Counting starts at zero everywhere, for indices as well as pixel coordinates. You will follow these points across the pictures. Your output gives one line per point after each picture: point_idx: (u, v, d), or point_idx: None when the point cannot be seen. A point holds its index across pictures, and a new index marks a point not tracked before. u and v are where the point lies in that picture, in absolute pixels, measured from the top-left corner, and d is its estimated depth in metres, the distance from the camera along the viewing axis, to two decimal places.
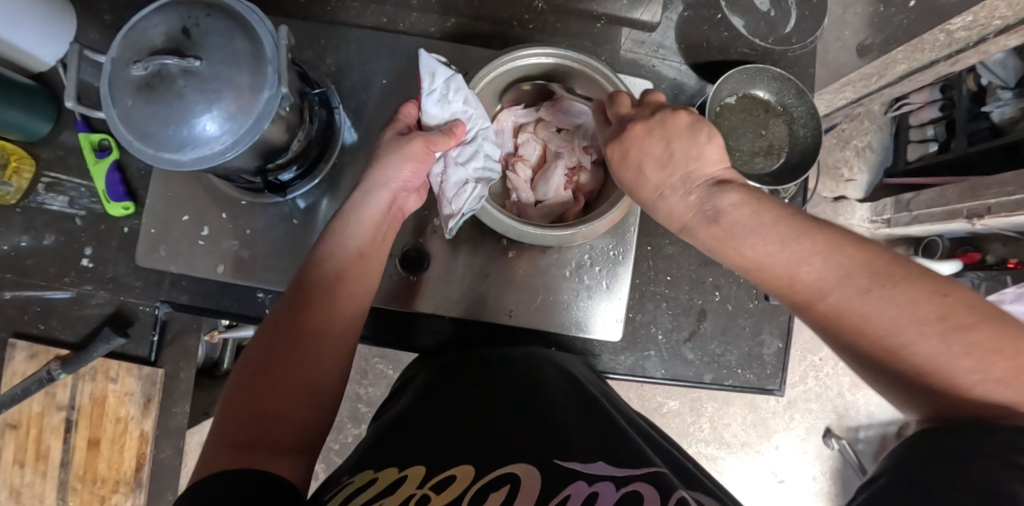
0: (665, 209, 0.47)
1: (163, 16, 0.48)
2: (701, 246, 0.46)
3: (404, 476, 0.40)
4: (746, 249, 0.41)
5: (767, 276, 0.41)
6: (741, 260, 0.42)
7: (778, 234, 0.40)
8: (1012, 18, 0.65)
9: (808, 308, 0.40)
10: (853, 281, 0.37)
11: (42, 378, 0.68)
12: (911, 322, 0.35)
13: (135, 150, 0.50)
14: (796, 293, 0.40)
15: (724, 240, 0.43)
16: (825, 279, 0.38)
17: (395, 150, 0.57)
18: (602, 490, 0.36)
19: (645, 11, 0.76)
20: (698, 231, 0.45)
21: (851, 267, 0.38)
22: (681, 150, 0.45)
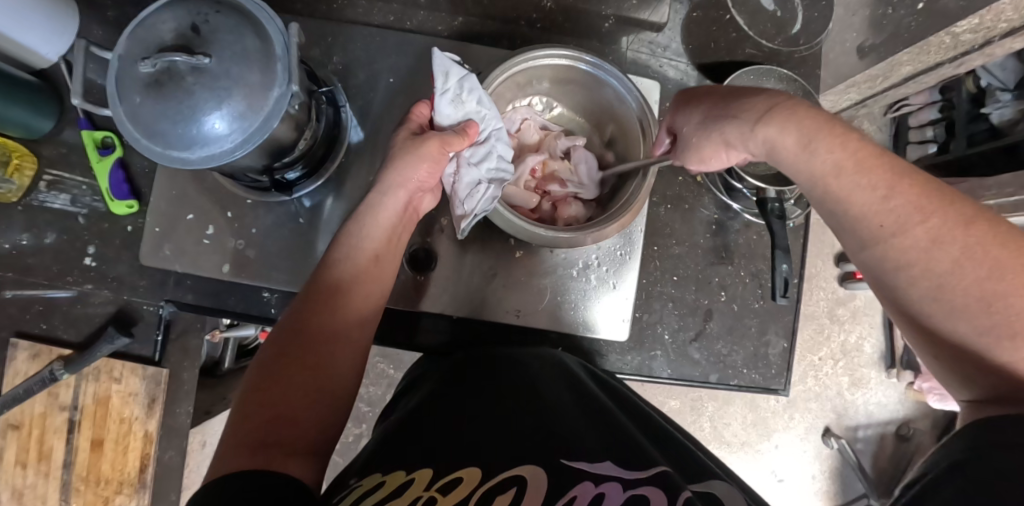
0: (757, 108, 0.48)
1: (172, 12, 0.48)
2: (793, 140, 0.45)
3: (411, 479, 0.39)
4: (839, 156, 0.42)
5: (870, 185, 0.41)
6: (823, 167, 0.43)
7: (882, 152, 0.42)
8: (1017, 21, 0.65)
9: (892, 234, 0.40)
10: (950, 212, 0.38)
11: (45, 378, 0.67)
12: (1003, 260, 0.36)
13: (142, 147, 0.49)
14: (876, 217, 0.41)
15: (815, 139, 0.44)
16: (929, 200, 0.39)
17: (411, 149, 0.56)
18: (608, 492, 0.36)
19: (654, 12, 0.75)
20: (793, 122, 0.45)
21: (950, 199, 0.40)
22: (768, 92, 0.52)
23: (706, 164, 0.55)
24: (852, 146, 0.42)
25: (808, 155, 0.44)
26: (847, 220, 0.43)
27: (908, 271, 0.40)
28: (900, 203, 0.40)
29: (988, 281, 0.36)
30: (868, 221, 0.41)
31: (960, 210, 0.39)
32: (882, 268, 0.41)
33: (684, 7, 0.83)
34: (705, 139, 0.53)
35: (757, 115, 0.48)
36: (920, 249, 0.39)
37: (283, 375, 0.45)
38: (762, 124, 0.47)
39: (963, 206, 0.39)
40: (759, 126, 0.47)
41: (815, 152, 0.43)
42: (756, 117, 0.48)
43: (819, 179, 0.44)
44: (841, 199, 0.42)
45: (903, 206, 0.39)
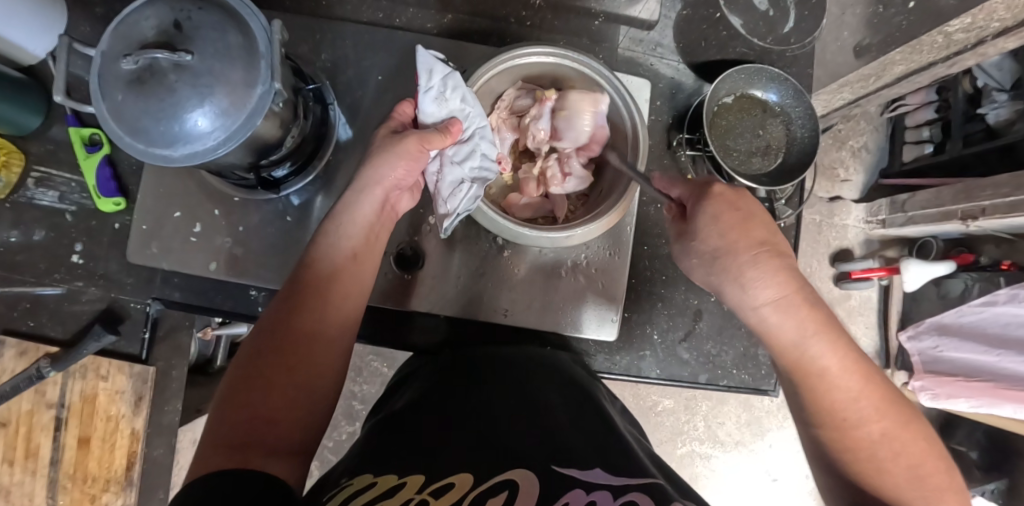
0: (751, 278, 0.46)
1: (154, 9, 0.47)
2: (786, 326, 0.46)
3: (403, 483, 0.38)
4: (825, 348, 0.45)
5: (827, 384, 0.45)
6: (811, 358, 0.46)
7: (847, 354, 0.46)
8: (1010, 21, 0.64)
9: (855, 426, 0.44)
10: (896, 412, 0.45)
11: (32, 375, 0.67)
12: (927, 458, 0.44)
13: (125, 145, 0.49)
14: (845, 409, 0.45)
15: (813, 334, 0.45)
16: (872, 406, 0.45)
17: (390, 147, 0.56)
18: (599, 499, 0.35)
19: (643, 8, 0.76)
20: (789, 313, 0.45)
21: (888, 404, 0.45)
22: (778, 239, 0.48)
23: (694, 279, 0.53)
24: (840, 349, 0.46)
25: (801, 350, 0.46)
26: (815, 402, 0.46)
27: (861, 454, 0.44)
28: (865, 403, 0.45)
29: (922, 477, 0.42)
30: (826, 415, 0.46)
31: (902, 413, 0.45)
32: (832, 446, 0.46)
33: (675, 5, 0.83)
34: (698, 263, 0.50)
35: (760, 291, 0.46)
36: (872, 443, 0.44)
37: (263, 378, 0.44)
38: (757, 301, 0.46)
39: (898, 407, 0.45)
40: (752, 307, 0.47)
41: (806, 345, 0.46)
42: (756, 294, 0.46)
43: (806, 370, 0.46)
44: (819, 385, 0.46)
45: (865, 406, 0.45)
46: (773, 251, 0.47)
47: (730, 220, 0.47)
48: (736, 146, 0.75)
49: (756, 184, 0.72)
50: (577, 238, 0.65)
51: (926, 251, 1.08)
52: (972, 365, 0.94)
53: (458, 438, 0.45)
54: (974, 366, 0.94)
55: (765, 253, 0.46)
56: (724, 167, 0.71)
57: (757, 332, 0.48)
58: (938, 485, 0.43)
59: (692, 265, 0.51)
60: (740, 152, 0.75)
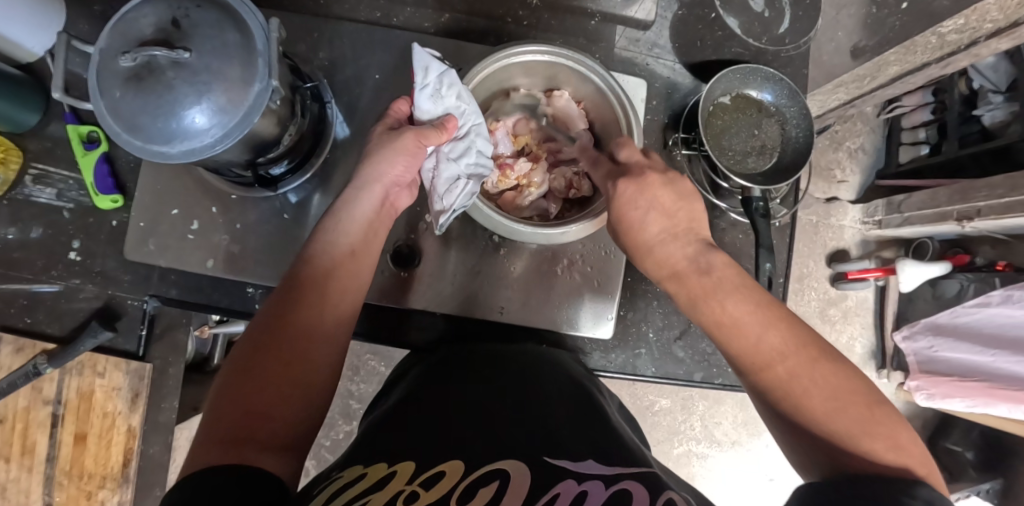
0: (657, 258, 0.51)
1: (152, 7, 0.48)
2: (682, 294, 0.50)
3: (394, 472, 0.38)
4: (725, 296, 0.47)
5: (736, 332, 0.46)
6: (720, 311, 0.47)
7: (757, 303, 0.47)
8: (1002, 22, 0.63)
9: (771, 365, 0.44)
10: (807, 350, 0.44)
11: (29, 372, 0.67)
12: (845, 392, 0.42)
13: (123, 142, 0.49)
14: (757, 350, 0.45)
15: (713, 290, 0.48)
16: (786, 346, 0.44)
17: (387, 143, 0.57)
18: (591, 489, 0.36)
19: (640, 8, 0.77)
20: (688, 281, 0.49)
21: (806, 342, 0.45)
22: (681, 216, 0.51)
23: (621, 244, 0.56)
24: (745, 297, 0.47)
25: (702, 309, 0.49)
26: (729, 348, 0.47)
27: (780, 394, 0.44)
28: (771, 343, 0.45)
29: (836, 407, 0.41)
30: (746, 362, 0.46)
31: (818, 351, 0.44)
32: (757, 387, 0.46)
33: (671, 5, 0.83)
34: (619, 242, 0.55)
35: (659, 268, 0.51)
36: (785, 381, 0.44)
37: (258, 373, 0.45)
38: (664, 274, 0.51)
39: (822, 346, 0.45)
40: (659, 282, 0.52)
41: (713, 299, 0.48)
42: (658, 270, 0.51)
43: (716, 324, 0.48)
44: (727, 331, 0.47)
45: (777, 344, 0.45)
46: (671, 235, 0.51)
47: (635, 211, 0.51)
48: (732, 145, 0.76)
49: (752, 183, 0.72)
50: (572, 236, 0.65)
51: (921, 251, 1.08)
52: (965, 365, 0.95)
53: (446, 429, 0.45)
54: (968, 366, 0.95)
55: (665, 239, 0.51)
56: (720, 165, 0.71)
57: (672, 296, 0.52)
58: (861, 418, 0.41)
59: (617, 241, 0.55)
60: (737, 151, 0.75)
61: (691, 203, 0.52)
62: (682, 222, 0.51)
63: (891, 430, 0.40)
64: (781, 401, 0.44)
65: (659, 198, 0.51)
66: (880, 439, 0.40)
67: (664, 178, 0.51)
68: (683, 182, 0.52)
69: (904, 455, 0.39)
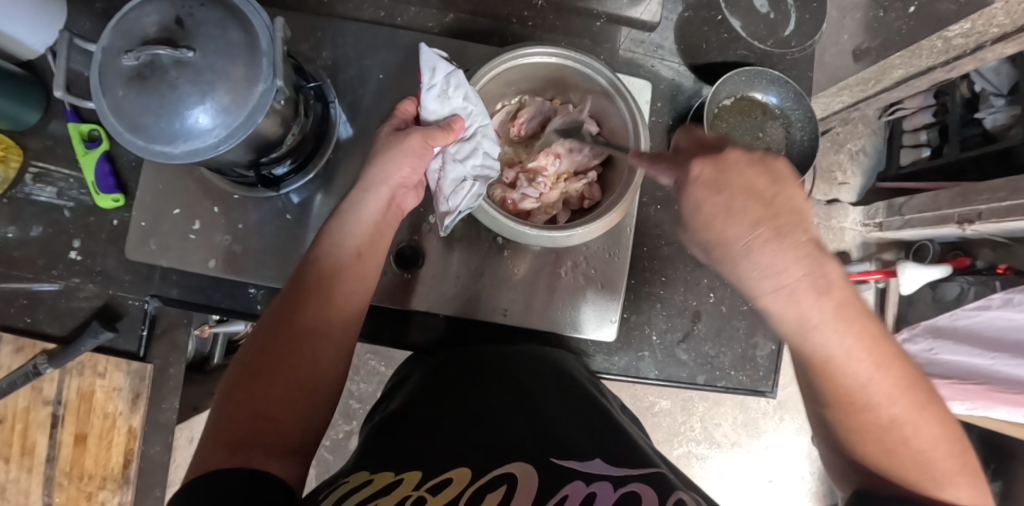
0: (751, 271, 0.39)
1: (156, 5, 0.47)
2: (788, 320, 0.39)
3: (400, 479, 0.38)
4: (842, 332, 0.39)
5: (841, 374, 0.40)
6: (835, 351, 0.39)
7: (871, 339, 0.39)
8: (1010, 27, 0.64)
9: (870, 411, 0.41)
10: (913, 394, 0.41)
11: (28, 372, 0.67)
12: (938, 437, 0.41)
13: (125, 142, 0.49)
14: (862, 396, 0.40)
15: (830, 321, 0.38)
16: (890, 390, 0.40)
17: (393, 144, 0.57)
18: (600, 490, 0.36)
19: (645, 9, 0.77)
20: (798, 302, 0.38)
21: (909, 382, 0.41)
22: (781, 203, 0.39)
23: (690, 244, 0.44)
24: (864, 334, 0.39)
25: (810, 340, 0.39)
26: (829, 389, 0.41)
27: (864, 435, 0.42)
28: (881, 390, 0.40)
29: (931, 455, 0.41)
30: (839, 403, 0.42)
31: (919, 395, 0.41)
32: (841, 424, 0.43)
33: (676, 7, 0.82)
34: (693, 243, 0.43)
35: (760, 281, 0.39)
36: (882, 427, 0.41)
37: (264, 376, 0.44)
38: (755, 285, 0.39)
39: (920, 380, 0.42)
40: (752, 298, 0.41)
41: (825, 331, 0.38)
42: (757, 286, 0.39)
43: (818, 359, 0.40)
44: (832, 372, 0.40)
45: (885, 389, 0.40)
46: (774, 233, 0.38)
47: (721, 202, 0.39)
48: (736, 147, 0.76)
49: None
50: (578, 238, 0.65)
51: (922, 254, 1.08)
52: (964, 368, 0.94)
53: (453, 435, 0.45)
54: (967, 368, 0.93)
55: (763, 238, 0.38)
56: None
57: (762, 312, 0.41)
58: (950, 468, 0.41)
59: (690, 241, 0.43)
60: None
61: (789, 188, 0.39)
62: (786, 213, 0.39)
63: (969, 470, 0.42)
64: (866, 440, 0.42)
65: (747, 178, 0.39)
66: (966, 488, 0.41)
67: (750, 157, 0.40)
68: (775, 161, 0.40)
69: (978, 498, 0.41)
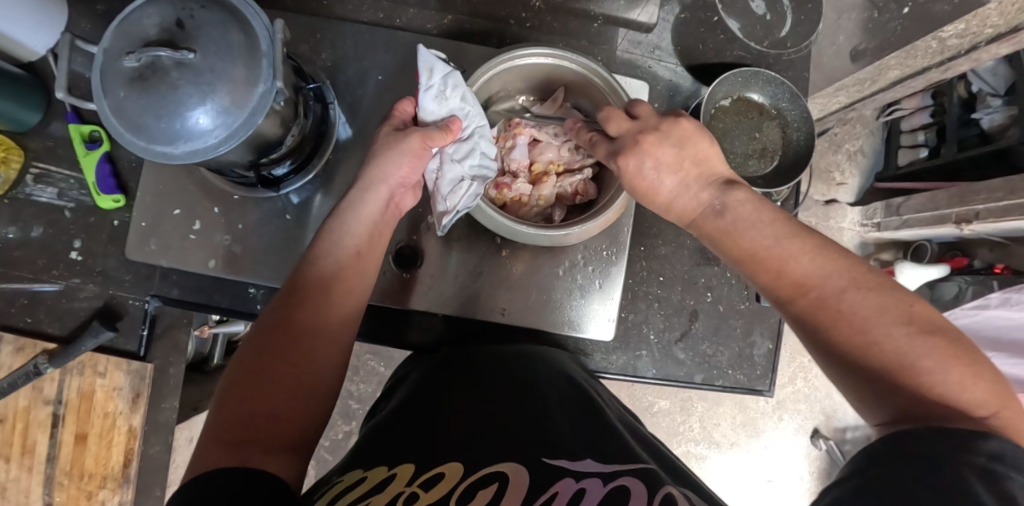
0: (676, 208, 0.54)
1: (157, 7, 0.48)
2: (705, 238, 0.53)
3: (393, 474, 0.39)
4: (743, 231, 0.50)
5: (761, 265, 0.49)
6: (745, 247, 0.49)
7: (775, 231, 0.48)
8: (1004, 27, 0.65)
9: (792, 299, 0.47)
10: (839, 275, 0.45)
11: (29, 372, 0.67)
12: (886, 309, 0.42)
13: (126, 142, 0.49)
14: (782, 283, 0.47)
15: (731, 226, 0.50)
16: (814, 274, 0.46)
17: (393, 145, 0.57)
18: (590, 486, 0.36)
19: (642, 11, 0.77)
20: (703, 223, 0.52)
21: (835, 269, 0.45)
22: (689, 159, 0.52)
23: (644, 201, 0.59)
24: (761, 231, 0.49)
25: (725, 244, 0.51)
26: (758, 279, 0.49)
27: (806, 327, 0.46)
28: (794, 273, 0.46)
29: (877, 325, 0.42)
30: (774, 294, 0.49)
31: (844, 278, 0.45)
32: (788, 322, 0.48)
33: (673, 8, 0.83)
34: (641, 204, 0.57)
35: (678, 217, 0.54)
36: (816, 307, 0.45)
37: (264, 374, 0.45)
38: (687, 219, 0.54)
39: (854, 266, 0.46)
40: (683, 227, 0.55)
41: (731, 235, 0.50)
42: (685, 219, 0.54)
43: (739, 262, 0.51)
44: (752, 265, 0.49)
45: (799, 273, 0.46)
46: (683, 186, 0.52)
47: (643, 184, 0.53)
48: (733, 148, 0.77)
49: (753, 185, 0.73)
50: (576, 237, 0.65)
51: (919, 255, 1.08)
52: None
53: (446, 431, 0.45)
54: None
55: (678, 189, 0.53)
56: None
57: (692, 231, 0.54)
58: (905, 345, 0.41)
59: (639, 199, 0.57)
60: (737, 154, 0.76)
61: (694, 145, 0.52)
62: (692, 171, 0.52)
63: (942, 343, 0.40)
64: (816, 327, 0.45)
65: (659, 159, 0.52)
66: (922, 360, 0.40)
67: (659, 135, 0.52)
68: (681, 133, 0.52)
69: (962, 379, 0.39)
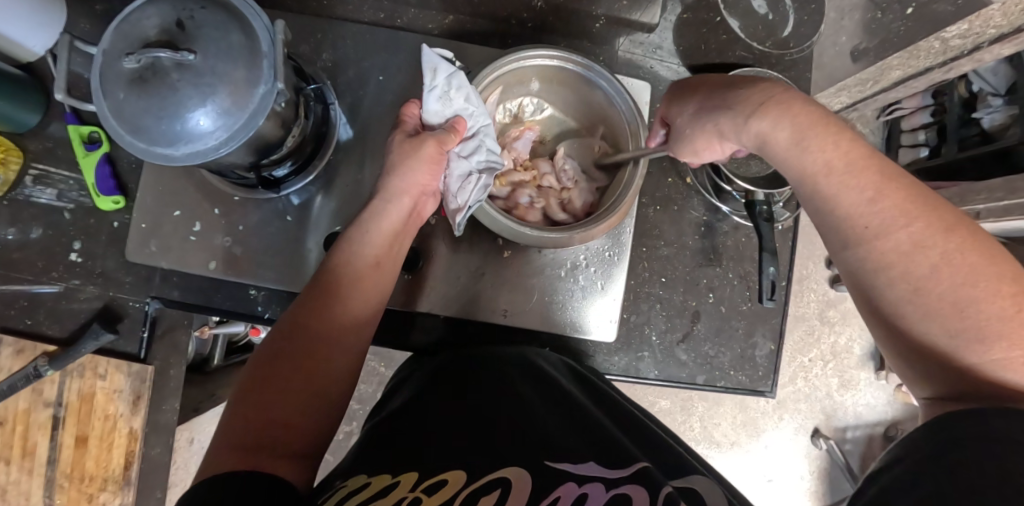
0: (742, 101, 0.49)
1: (156, 7, 0.47)
2: (771, 138, 0.46)
3: (397, 481, 0.38)
4: (830, 138, 0.43)
5: (844, 185, 0.42)
6: (825, 156, 0.43)
7: (866, 150, 0.42)
8: (1006, 27, 0.64)
9: (876, 237, 0.40)
10: (939, 216, 0.39)
11: (29, 374, 0.67)
12: (983, 263, 0.37)
13: (126, 143, 0.49)
14: (869, 215, 0.40)
15: (813, 129, 0.44)
16: (907, 209, 0.39)
17: (411, 153, 0.57)
18: (591, 492, 0.37)
19: (646, 13, 0.76)
20: (780, 115, 0.45)
21: (933, 207, 0.39)
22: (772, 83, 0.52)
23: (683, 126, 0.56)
24: (845, 145, 0.43)
25: (797, 151, 0.44)
26: (838, 208, 0.42)
27: (883, 276, 0.40)
28: (887, 204, 0.40)
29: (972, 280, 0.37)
30: (845, 232, 0.42)
31: (945, 219, 0.39)
32: (855, 269, 0.42)
33: (675, 8, 0.83)
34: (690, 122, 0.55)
35: (741, 117, 0.48)
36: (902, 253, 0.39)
37: (278, 379, 0.45)
38: (727, 140, 0.52)
39: (953, 215, 0.39)
40: (737, 130, 0.49)
41: (811, 140, 0.44)
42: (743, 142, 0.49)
43: (810, 176, 0.44)
44: (832, 185, 0.42)
45: (892, 204, 0.40)
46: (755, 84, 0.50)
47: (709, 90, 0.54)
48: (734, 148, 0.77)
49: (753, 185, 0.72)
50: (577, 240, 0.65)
51: None
52: None
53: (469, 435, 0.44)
54: None
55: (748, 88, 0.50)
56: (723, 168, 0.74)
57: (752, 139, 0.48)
58: (1001, 310, 0.36)
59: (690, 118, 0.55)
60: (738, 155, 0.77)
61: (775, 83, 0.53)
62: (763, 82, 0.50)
63: None
64: (897, 281, 0.39)
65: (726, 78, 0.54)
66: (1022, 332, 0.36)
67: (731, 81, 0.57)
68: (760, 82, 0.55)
69: None
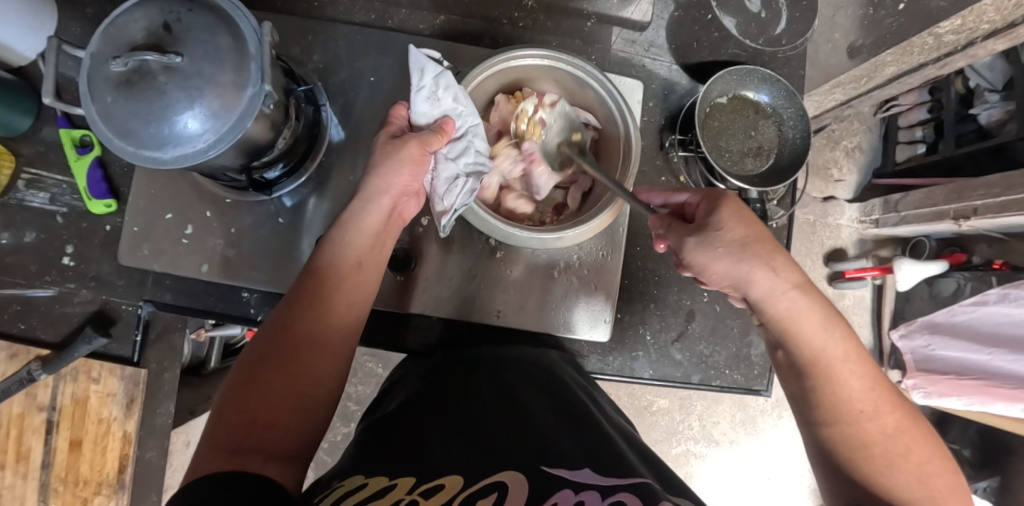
0: (781, 269, 0.49)
1: (143, 10, 0.47)
2: (796, 315, 0.49)
3: (393, 484, 0.38)
4: (838, 331, 0.49)
5: (844, 370, 0.48)
6: (833, 349, 0.48)
7: (858, 346, 0.49)
8: (1000, 23, 0.64)
9: (868, 419, 0.46)
10: (904, 410, 0.48)
11: (23, 378, 0.67)
12: (933, 454, 0.46)
13: (114, 147, 0.48)
14: (860, 400, 0.47)
15: (826, 322, 0.49)
16: (883, 401, 0.47)
17: (391, 153, 0.56)
18: (588, 499, 0.35)
19: (636, 9, 0.78)
20: (810, 298, 0.49)
21: (897, 403, 0.48)
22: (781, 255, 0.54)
23: (707, 252, 0.49)
24: (854, 342, 0.49)
25: (823, 336, 0.49)
26: (836, 390, 0.47)
27: (865, 453, 0.45)
28: (872, 396, 0.47)
29: (927, 468, 0.44)
30: (835, 408, 0.47)
31: (908, 413, 0.48)
32: (839, 443, 0.47)
33: (667, 6, 0.83)
34: (723, 252, 0.49)
35: (779, 289, 0.49)
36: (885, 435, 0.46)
37: (267, 385, 0.44)
38: (746, 288, 0.50)
39: (911, 411, 0.48)
40: (768, 293, 0.49)
41: (824, 330, 0.49)
42: (772, 303, 0.49)
43: (828, 359, 0.48)
44: (832, 368, 0.48)
45: (874, 396, 0.47)
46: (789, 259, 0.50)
47: (744, 216, 0.50)
48: (729, 146, 0.76)
49: (749, 185, 0.72)
50: (570, 240, 0.65)
51: (918, 250, 1.08)
52: (959, 363, 0.94)
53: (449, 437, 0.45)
54: (962, 364, 0.94)
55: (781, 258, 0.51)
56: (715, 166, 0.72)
57: (775, 314, 0.50)
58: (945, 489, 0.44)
59: (713, 256, 0.49)
60: (734, 153, 0.76)
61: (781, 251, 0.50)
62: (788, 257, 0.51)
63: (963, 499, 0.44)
64: (868, 454, 0.45)
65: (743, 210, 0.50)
66: None
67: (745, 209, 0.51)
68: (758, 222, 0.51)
69: None
